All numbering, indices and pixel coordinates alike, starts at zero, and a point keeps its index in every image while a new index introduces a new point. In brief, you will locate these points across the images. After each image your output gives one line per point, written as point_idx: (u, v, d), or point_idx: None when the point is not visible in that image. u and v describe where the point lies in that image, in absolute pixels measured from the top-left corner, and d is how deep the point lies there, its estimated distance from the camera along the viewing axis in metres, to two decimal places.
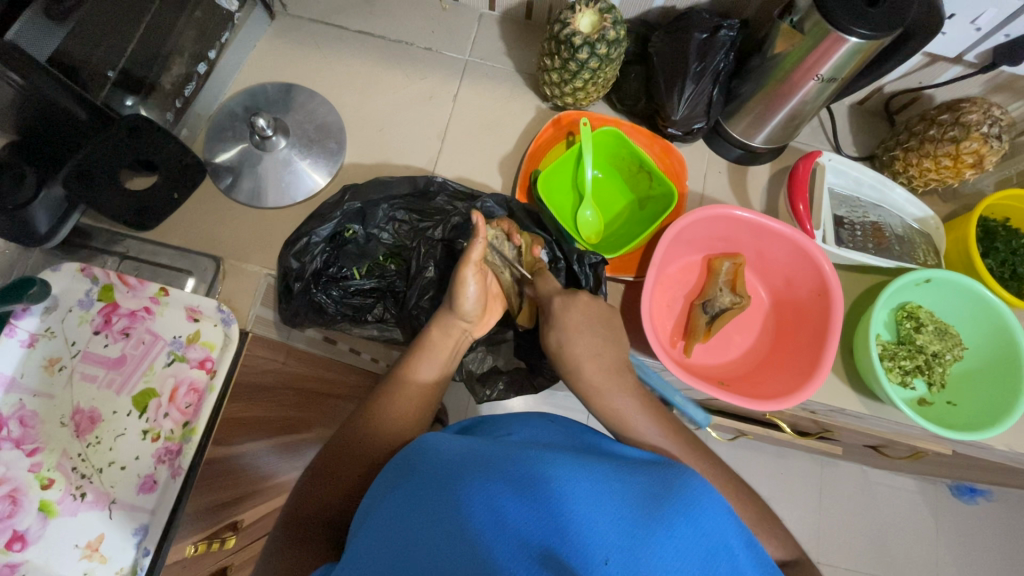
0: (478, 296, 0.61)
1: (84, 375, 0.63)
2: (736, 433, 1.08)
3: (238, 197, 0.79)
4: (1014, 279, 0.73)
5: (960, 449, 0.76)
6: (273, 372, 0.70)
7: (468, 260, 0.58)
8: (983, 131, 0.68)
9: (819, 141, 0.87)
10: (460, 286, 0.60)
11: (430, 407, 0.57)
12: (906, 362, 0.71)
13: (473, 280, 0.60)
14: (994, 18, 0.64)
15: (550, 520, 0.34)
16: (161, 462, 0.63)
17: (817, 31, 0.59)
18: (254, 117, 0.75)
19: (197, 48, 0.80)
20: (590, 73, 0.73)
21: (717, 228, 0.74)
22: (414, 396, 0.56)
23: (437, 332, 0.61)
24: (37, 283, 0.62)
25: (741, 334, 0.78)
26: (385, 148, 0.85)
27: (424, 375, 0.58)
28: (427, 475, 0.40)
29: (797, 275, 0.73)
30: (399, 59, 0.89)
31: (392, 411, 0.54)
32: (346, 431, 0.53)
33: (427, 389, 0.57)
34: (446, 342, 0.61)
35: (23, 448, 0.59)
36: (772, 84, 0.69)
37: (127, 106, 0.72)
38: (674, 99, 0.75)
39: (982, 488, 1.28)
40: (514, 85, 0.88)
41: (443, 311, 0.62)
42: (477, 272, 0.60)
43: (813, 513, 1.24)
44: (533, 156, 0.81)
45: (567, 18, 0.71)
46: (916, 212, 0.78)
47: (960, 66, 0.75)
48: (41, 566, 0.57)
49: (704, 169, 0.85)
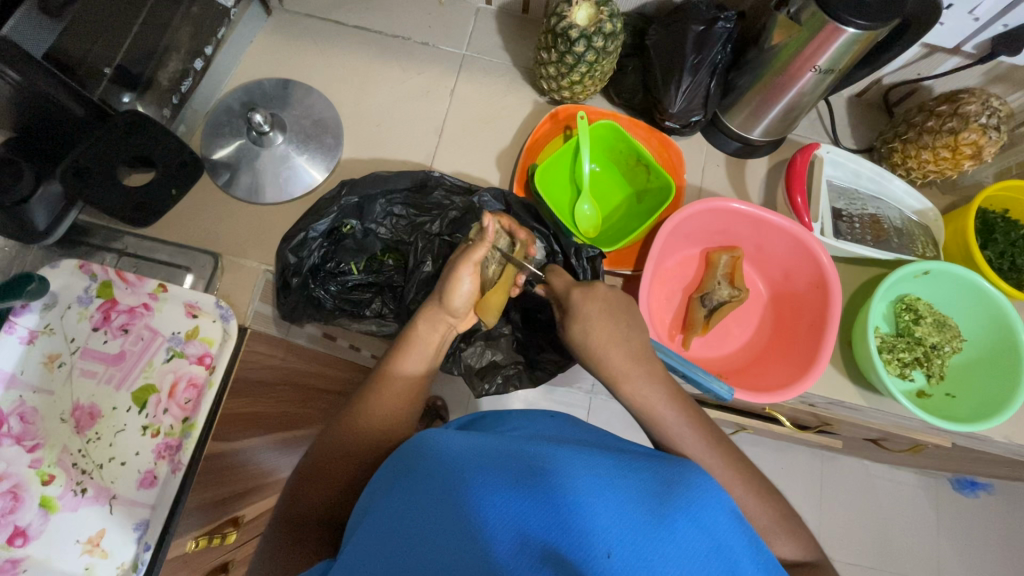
0: (471, 291, 0.61)
1: (84, 370, 0.63)
2: (737, 427, 1.08)
3: (236, 194, 0.79)
4: (1013, 270, 0.73)
5: (959, 441, 0.76)
6: (273, 368, 0.73)
7: (468, 259, 0.59)
8: (982, 122, 0.68)
9: (817, 133, 0.87)
10: (453, 280, 0.60)
11: (419, 400, 0.57)
12: (905, 354, 0.71)
13: (468, 277, 0.60)
14: (992, 8, 0.64)
15: (553, 515, 0.34)
16: (161, 458, 0.62)
17: (814, 22, 0.59)
18: (250, 113, 0.75)
19: (194, 45, 0.80)
20: (586, 66, 0.73)
21: (715, 221, 0.74)
22: (407, 388, 0.56)
23: (424, 325, 0.60)
24: (34, 280, 0.63)
25: (740, 328, 0.77)
26: (383, 144, 0.85)
27: (412, 368, 0.58)
28: (427, 469, 0.40)
29: (797, 269, 0.73)
30: (396, 54, 0.89)
31: (386, 406, 0.54)
32: (341, 424, 0.53)
33: (418, 380, 0.58)
34: (436, 334, 0.61)
35: (23, 444, 0.59)
36: (770, 76, 0.69)
37: (124, 102, 0.72)
38: (672, 93, 0.75)
39: (983, 481, 1.28)
40: (512, 79, 0.88)
41: (432, 304, 0.61)
42: (474, 272, 0.60)
43: (814, 507, 1.24)
44: (531, 150, 0.82)
45: (563, 12, 0.71)
46: (914, 204, 0.78)
47: (958, 57, 0.74)
48: (41, 562, 0.57)
49: (703, 162, 0.85)
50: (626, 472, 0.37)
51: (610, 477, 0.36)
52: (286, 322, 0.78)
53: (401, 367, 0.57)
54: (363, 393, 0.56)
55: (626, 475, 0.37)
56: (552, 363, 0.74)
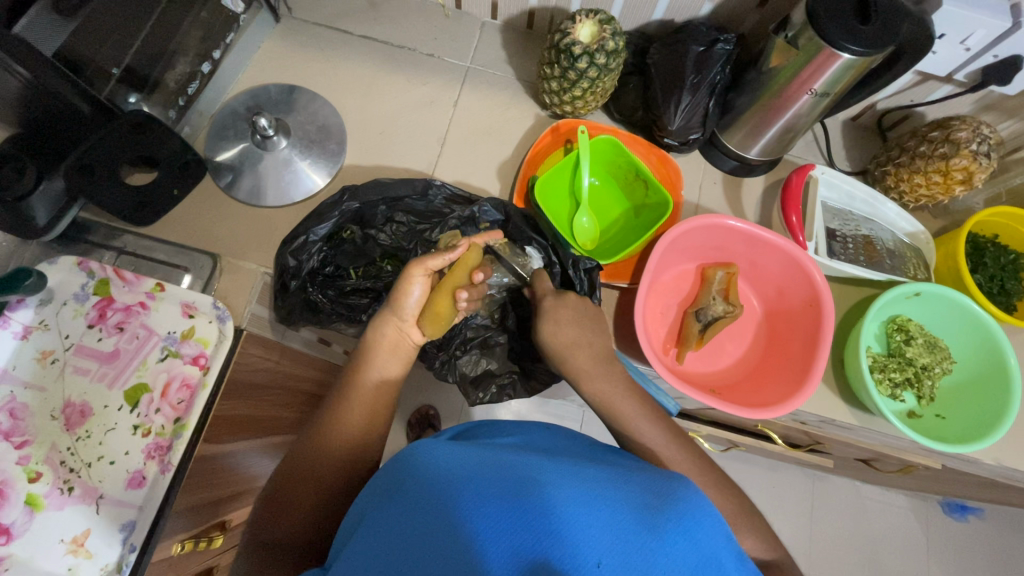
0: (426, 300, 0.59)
1: (76, 368, 0.62)
2: (728, 444, 1.08)
3: (237, 195, 0.80)
4: (1002, 294, 0.74)
5: (949, 463, 0.77)
6: (264, 371, 0.74)
7: (422, 263, 0.58)
8: (972, 148, 0.69)
9: (813, 155, 0.89)
10: (404, 284, 0.58)
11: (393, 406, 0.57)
12: (896, 374, 0.72)
13: (419, 283, 0.58)
14: (983, 39, 0.65)
15: (542, 524, 0.33)
16: (150, 458, 0.61)
17: (811, 46, 0.60)
18: (256, 117, 0.77)
19: (202, 48, 0.81)
20: (589, 82, 0.74)
21: (712, 237, 0.75)
22: (369, 402, 0.55)
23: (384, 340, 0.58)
24: (33, 275, 0.62)
25: (734, 344, 0.78)
26: (386, 151, 0.86)
27: (379, 377, 0.57)
28: (415, 484, 0.39)
29: (791, 286, 0.74)
30: (402, 64, 0.90)
31: (363, 402, 0.55)
32: (319, 422, 0.54)
33: (381, 390, 0.56)
34: (399, 347, 0.59)
35: (11, 440, 0.58)
36: (766, 97, 0.71)
37: (130, 103, 0.73)
38: (671, 109, 0.77)
39: (972, 505, 1.29)
40: (515, 92, 0.90)
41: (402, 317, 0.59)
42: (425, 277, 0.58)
43: (806, 527, 1.24)
44: (531, 162, 0.83)
45: (567, 28, 0.72)
46: (907, 227, 0.79)
47: (950, 85, 0.76)
48: (24, 561, 0.55)
49: (700, 179, 0.86)
50: (617, 484, 0.37)
51: (600, 489, 0.36)
52: (281, 326, 0.78)
53: (376, 374, 0.57)
54: (327, 410, 0.55)
55: (617, 487, 0.37)
56: (547, 373, 0.75)
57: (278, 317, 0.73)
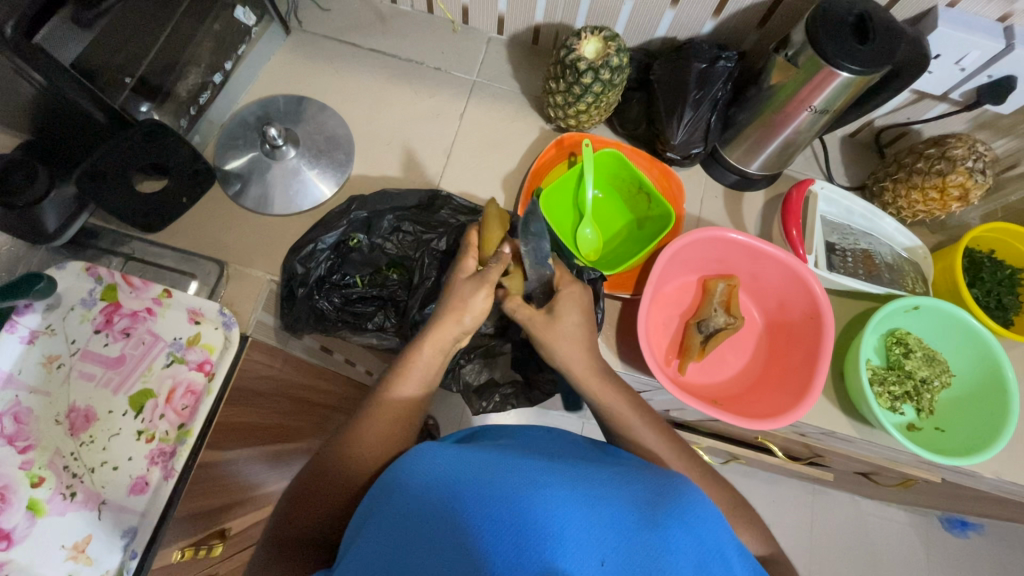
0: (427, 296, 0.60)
1: (82, 373, 0.63)
2: (729, 457, 1.08)
3: (244, 204, 0.81)
4: (999, 308, 0.75)
5: (949, 477, 0.77)
6: (268, 378, 0.74)
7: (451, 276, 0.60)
8: (968, 166, 0.71)
9: (812, 170, 0.91)
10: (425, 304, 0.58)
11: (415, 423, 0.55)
12: (895, 387, 0.73)
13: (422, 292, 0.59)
14: (978, 60, 0.67)
15: (544, 526, 0.33)
16: (154, 464, 0.61)
17: (811, 64, 0.62)
18: (266, 127, 0.78)
19: (214, 59, 0.83)
20: (593, 97, 0.75)
21: (713, 250, 0.76)
22: (397, 416, 0.54)
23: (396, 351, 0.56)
24: (44, 278, 0.62)
25: (735, 355, 0.79)
26: (392, 162, 0.87)
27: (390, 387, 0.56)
28: (419, 491, 0.39)
29: (792, 299, 0.75)
30: (410, 77, 0.92)
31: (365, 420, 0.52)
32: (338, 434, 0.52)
33: (402, 402, 0.54)
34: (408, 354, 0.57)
35: (15, 445, 0.58)
36: (767, 113, 0.72)
37: (142, 111, 0.74)
38: (674, 125, 0.79)
39: (972, 521, 1.29)
40: (520, 105, 0.91)
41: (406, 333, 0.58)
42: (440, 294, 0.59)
43: (806, 542, 1.24)
44: (536, 173, 0.84)
45: (573, 44, 0.74)
46: (905, 242, 0.80)
47: (946, 103, 0.78)
48: (25, 566, 0.55)
49: (702, 194, 0.88)
50: (617, 485, 0.37)
51: (601, 490, 0.36)
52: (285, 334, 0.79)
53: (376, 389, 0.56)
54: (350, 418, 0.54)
55: (619, 487, 0.37)
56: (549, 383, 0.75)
57: (284, 325, 0.74)
